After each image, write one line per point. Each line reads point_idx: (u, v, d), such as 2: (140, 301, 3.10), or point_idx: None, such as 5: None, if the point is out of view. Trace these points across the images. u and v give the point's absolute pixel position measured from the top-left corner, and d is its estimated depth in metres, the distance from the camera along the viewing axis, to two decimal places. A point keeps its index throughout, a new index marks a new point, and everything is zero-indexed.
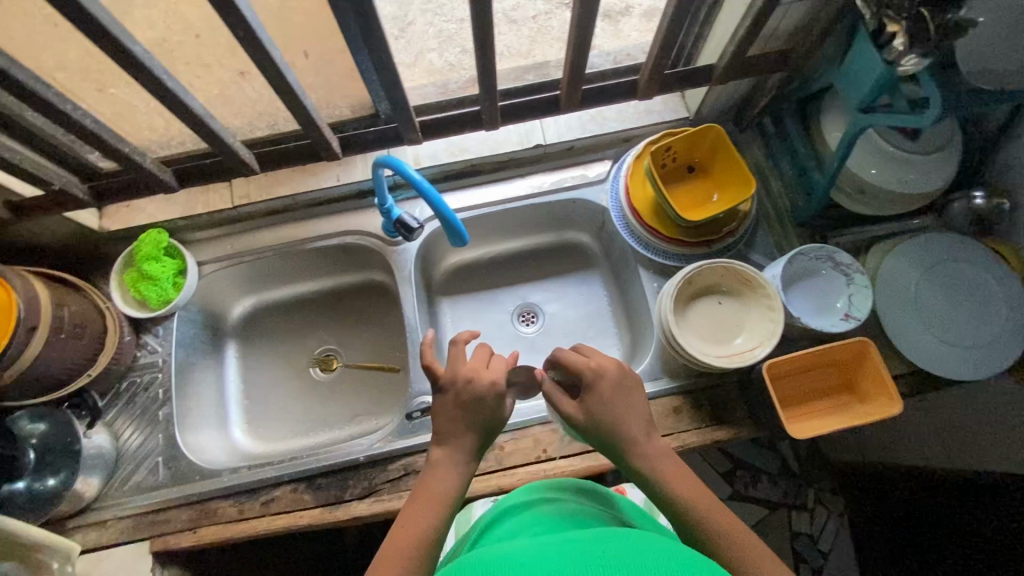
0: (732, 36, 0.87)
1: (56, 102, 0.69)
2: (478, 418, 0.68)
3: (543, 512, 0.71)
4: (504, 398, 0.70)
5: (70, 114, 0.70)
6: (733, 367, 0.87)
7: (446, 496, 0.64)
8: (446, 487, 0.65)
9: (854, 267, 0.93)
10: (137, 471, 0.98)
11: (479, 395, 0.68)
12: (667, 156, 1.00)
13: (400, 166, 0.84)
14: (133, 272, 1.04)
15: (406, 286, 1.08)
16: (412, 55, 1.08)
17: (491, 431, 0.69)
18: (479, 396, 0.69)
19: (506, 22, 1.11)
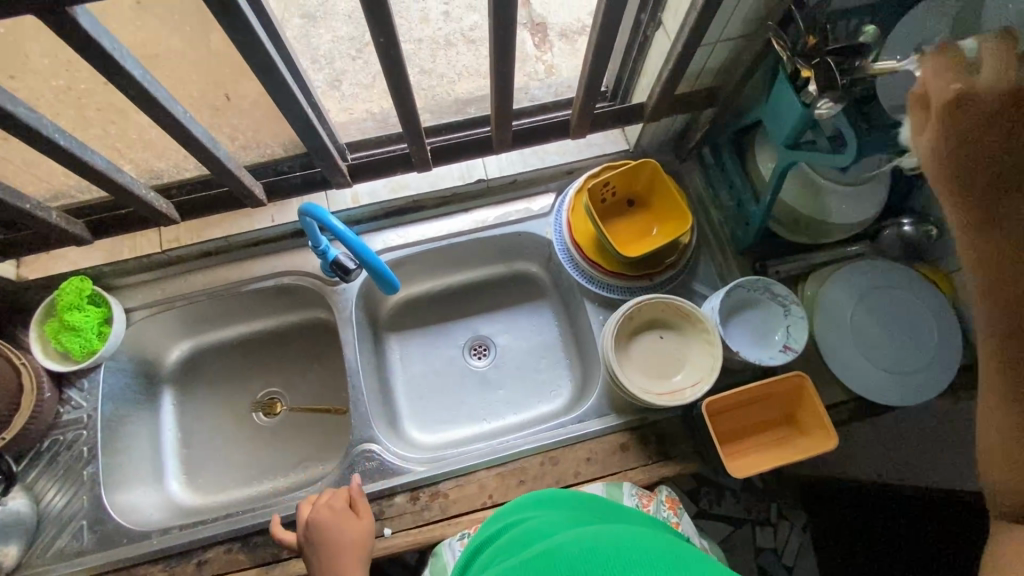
0: (659, 76, 0.87)
1: None
2: (344, 548, 0.81)
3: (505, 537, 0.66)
4: (357, 513, 0.85)
5: None
6: (673, 405, 0.86)
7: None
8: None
9: (790, 298, 0.94)
10: (60, 537, 0.92)
11: (332, 532, 0.82)
12: (606, 190, 1.00)
13: (322, 216, 0.84)
14: (55, 322, 0.99)
15: (347, 328, 1.05)
16: (370, 76, 1.05)
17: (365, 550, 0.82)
18: (333, 537, 0.81)
19: (464, 42, 1.09)
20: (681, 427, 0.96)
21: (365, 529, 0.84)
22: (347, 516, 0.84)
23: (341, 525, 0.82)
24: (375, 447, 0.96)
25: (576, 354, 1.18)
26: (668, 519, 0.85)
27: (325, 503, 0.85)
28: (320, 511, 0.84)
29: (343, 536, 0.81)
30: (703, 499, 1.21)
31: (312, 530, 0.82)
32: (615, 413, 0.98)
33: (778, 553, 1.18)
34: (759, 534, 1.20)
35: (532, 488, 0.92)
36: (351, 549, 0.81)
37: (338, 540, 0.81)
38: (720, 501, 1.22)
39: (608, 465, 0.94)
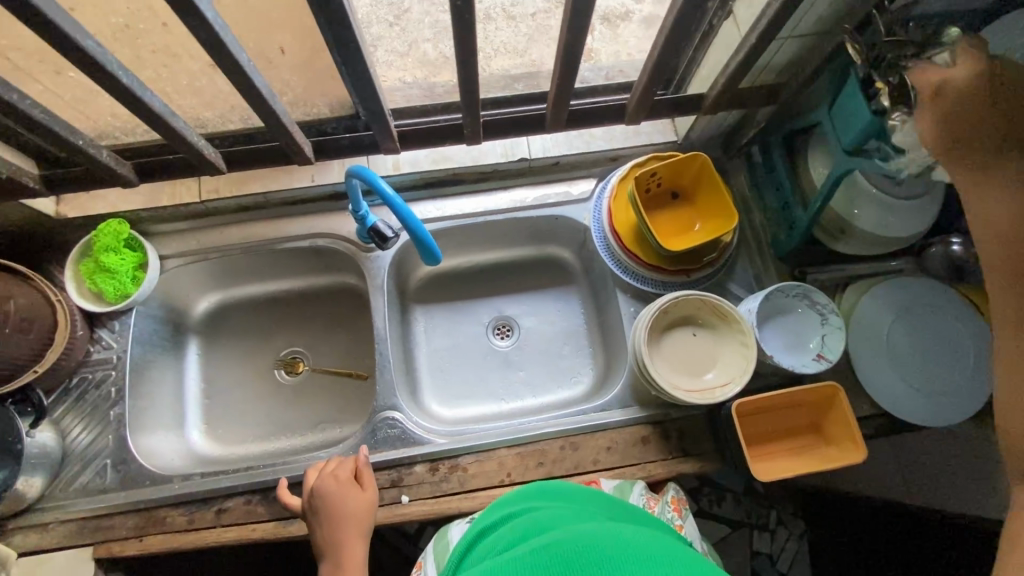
0: (724, 68, 0.85)
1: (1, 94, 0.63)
2: (345, 518, 0.81)
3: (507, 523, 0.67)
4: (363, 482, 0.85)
5: (18, 105, 0.65)
6: (702, 403, 0.86)
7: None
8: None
9: (830, 308, 0.92)
10: (84, 473, 0.94)
11: (336, 501, 0.82)
12: (651, 181, 0.98)
13: (371, 178, 0.83)
14: (89, 262, 0.99)
15: (378, 295, 1.05)
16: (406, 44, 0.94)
17: (368, 521, 0.82)
18: (337, 507, 0.82)
19: None
20: (704, 425, 0.96)
21: (369, 500, 0.84)
22: (352, 486, 0.85)
23: (345, 496, 0.83)
24: (397, 415, 0.96)
25: (600, 344, 1.17)
26: (671, 522, 0.84)
27: (331, 471, 0.86)
28: (327, 481, 0.85)
29: (347, 507, 0.82)
30: (704, 499, 1.23)
31: (317, 497, 0.83)
32: (638, 405, 0.98)
33: (772, 557, 1.21)
34: (756, 538, 1.21)
35: (551, 470, 0.93)
36: (354, 520, 0.81)
37: (342, 509, 0.82)
38: (720, 502, 1.23)
39: (628, 456, 0.94)
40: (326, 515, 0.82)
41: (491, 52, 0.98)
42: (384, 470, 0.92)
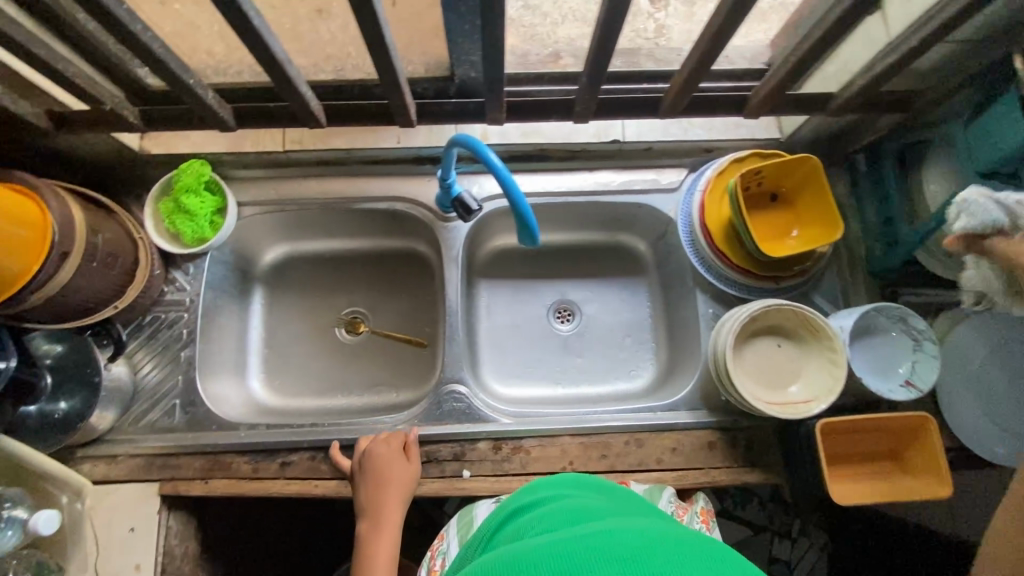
0: (864, 68, 0.79)
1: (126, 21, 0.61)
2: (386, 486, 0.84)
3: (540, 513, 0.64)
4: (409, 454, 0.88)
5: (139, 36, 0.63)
6: (784, 418, 0.83)
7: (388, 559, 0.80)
8: (384, 555, 0.80)
9: (927, 334, 0.87)
10: (153, 411, 0.95)
11: (380, 467, 0.85)
12: (753, 179, 0.94)
13: (480, 149, 0.80)
14: (168, 202, 0.97)
15: (451, 266, 1.03)
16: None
17: (410, 489, 0.86)
18: (383, 471, 0.85)
19: None
20: (774, 438, 0.94)
21: (413, 473, 0.87)
22: (399, 456, 0.87)
23: (392, 464, 0.86)
24: (462, 389, 0.96)
25: (665, 339, 1.15)
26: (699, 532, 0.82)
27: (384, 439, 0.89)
28: (378, 447, 0.88)
29: (393, 474, 0.85)
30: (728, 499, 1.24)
31: (367, 461, 0.87)
32: (707, 409, 0.96)
33: (790, 565, 1.20)
34: (776, 545, 1.21)
35: (614, 464, 0.91)
36: (396, 488, 0.84)
37: (389, 474, 0.85)
38: (744, 504, 1.24)
39: (693, 459, 0.93)
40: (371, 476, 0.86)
41: (559, 18, 0.89)
42: (448, 443, 0.92)
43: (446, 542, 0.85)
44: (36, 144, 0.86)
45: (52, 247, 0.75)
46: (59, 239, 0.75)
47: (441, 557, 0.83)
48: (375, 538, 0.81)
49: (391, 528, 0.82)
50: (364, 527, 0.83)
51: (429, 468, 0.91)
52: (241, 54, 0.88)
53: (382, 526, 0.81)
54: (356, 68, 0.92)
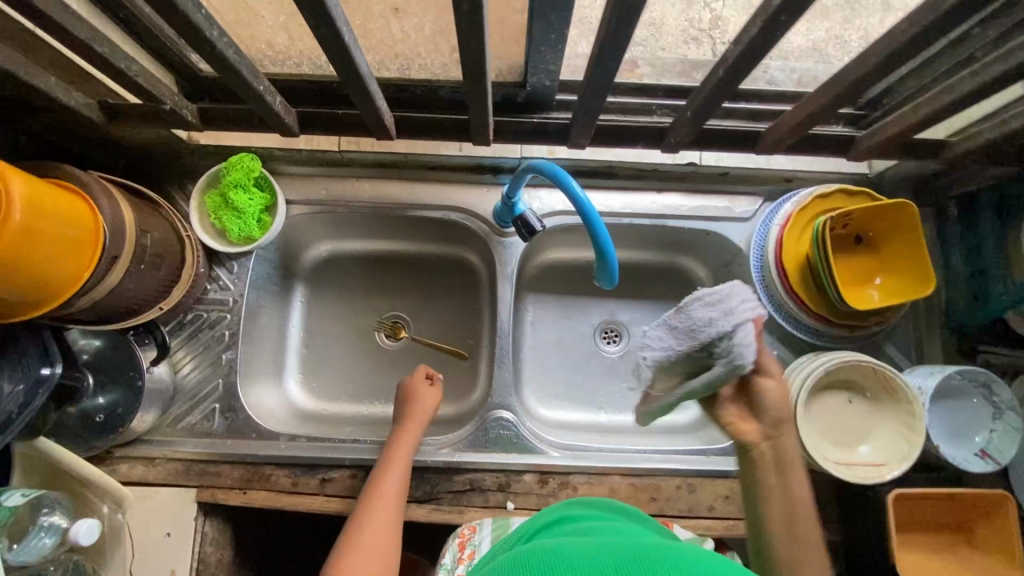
0: None
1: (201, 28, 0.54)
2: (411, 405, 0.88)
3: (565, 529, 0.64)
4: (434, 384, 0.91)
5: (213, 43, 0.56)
6: (854, 481, 0.79)
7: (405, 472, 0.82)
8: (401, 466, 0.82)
9: (1008, 404, 0.82)
10: (192, 413, 0.92)
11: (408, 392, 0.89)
12: (840, 221, 0.87)
13: (563, 179, 0.73)
14: (215, 195, 0.92)
15: (505, 283, 0.98)
16: None
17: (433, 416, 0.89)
18: (414, 396, 0.89)
19: None
20: (831, 493, 0.90)
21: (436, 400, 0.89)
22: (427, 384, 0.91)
23: (417, 389, 0.90)
24: (509, 416, 0.92)
25: None
26: None
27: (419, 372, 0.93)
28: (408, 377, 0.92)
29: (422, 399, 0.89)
30: None
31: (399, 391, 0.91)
32: None
33: None
34: None
35: (663, 508, 0.88)
36: (419, 412, 0.88)
37: (420, 400, 0.88)
38: None
39: (746, 510, 0.89)
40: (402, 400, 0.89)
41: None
42: (493, 472, 0.89)
43: (477, 534, 0.82)
44: (82, 132, 0.80)
45: (103, 251, 0.70)
46: (110, 243, 0.71)
47: (471, 547, 0.80)
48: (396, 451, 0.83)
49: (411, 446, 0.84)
50: (388, 444, 0.85)
51: (473, 496, 0.88)
52: (304, 47, 0.81)
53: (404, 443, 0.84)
54: (424, 69, 0.86)
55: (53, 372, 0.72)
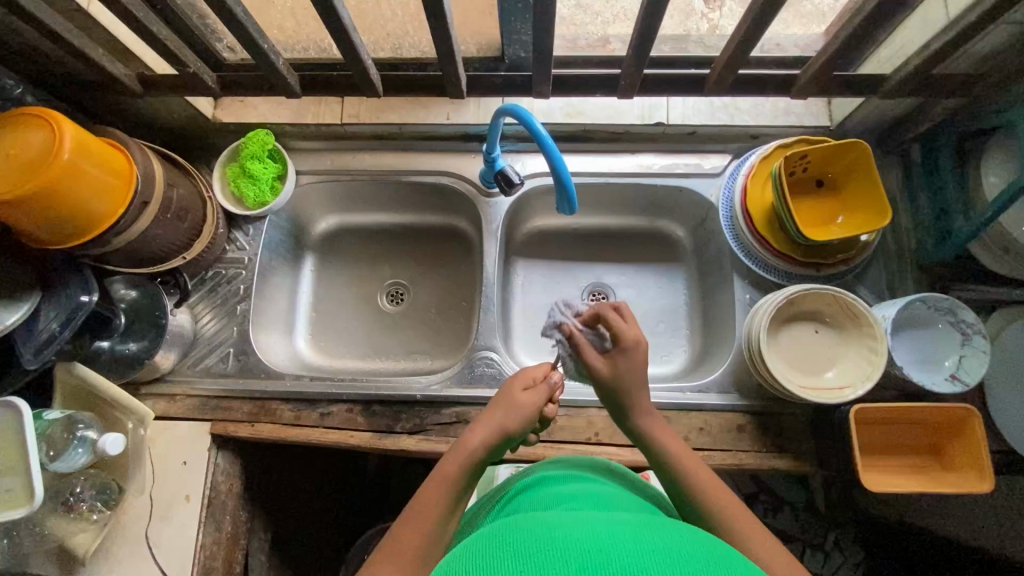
0: (921, 47, 0.77)
1: None
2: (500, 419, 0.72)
3: (535, 499, 0.66)
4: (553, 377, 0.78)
5: None
6: (817, 401, 0.83)
7: (467, 464, 0.68)
8: (467, 455, 0.69)
9: (973, 327, 0.84)
10: (209, 357, 1.03)
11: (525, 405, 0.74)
12: (799, 164, 0.92)
13: (526, 117, 0.84)
14: (236, 166, 1.05)
15: (490, 239, 1.07)
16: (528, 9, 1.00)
17: (506, 433, 0.72)
18: (508, 399, 0.74)
19: None
20: (806, 425, 0.92)
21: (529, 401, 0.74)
22: (526, 383, 0.76)
23: (515, 395, 0.75)
24: (494, 355, 1.01)
25: (700, 326, 1.12)
26: None
27: (528, 370, 0.78)
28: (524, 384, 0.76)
29: (510, 399, 0.74)
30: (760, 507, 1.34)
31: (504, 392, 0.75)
32: (738, 393, 0.95)
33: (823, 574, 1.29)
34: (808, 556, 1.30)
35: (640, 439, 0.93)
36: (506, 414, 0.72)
37: (512, 405, 0.73)
38: (776, 513, 1.34)
39: (720, 441, 0.92)
40: (493, 402, 0.75)
41: None
42: (478, 406, 0.96)
43: None
44: (124, 105, 0.96)
45: (135, 196, 0.83)
46: (141, 191, 0.84)
47: None
48: (467, 440, 0.70)
49: (479, 447, 0.69)
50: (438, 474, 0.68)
51: (459, 428, 0.95)
52: (309, 30, 0.94)
53: (477, 435, 0.70)
54: (413, 46, 0.98)
55: (90, 300, 0.82)
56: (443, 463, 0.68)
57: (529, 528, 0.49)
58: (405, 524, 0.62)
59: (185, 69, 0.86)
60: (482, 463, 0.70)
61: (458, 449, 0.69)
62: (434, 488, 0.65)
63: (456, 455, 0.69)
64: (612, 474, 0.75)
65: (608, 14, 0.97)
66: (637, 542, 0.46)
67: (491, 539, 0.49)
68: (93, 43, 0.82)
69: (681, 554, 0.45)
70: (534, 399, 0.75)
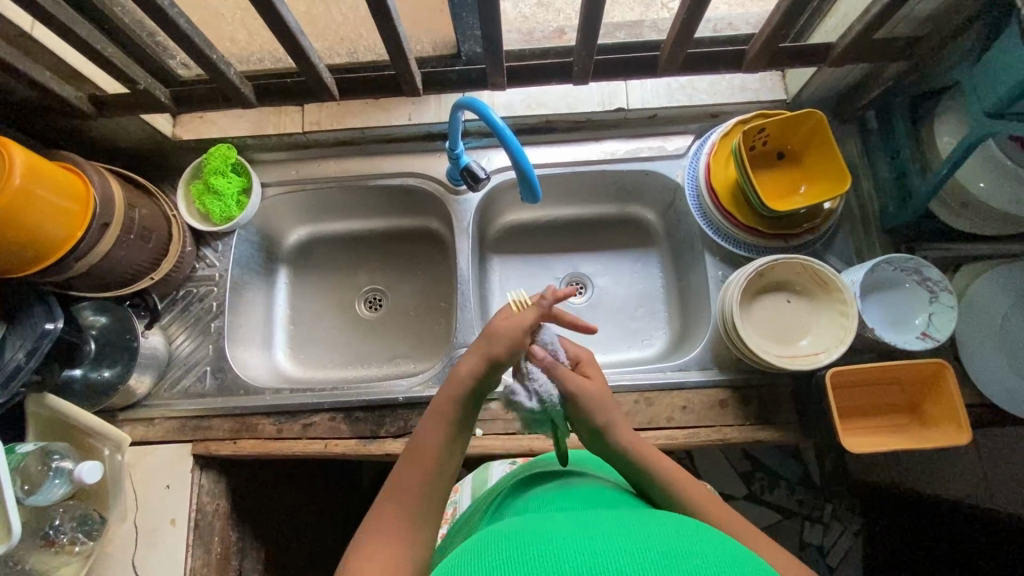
0: (862, 13, 0.80)
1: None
2: (487, 350, 0.65)
3: (523, 501, 0.65)
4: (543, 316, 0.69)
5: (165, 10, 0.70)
6: (793, 368, 0.84)
7: (463, 398, 0.65)
8: (459, 388, 0.65)
9: (941, 285, 0.85)
10: (186, 377, 1.01)
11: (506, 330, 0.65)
12: (758, 138, 0.94)
13: (484, 110, 0.83)
14: (199, 183, 1.04)
15: (462, 236, 1.07)
16: None
17: (492, 353, 0.65)
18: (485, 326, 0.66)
19: None
20: (787, 395, 0.93)
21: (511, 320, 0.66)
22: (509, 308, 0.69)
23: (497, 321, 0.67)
24: None
25: (678, 307, 1.12)
26: None
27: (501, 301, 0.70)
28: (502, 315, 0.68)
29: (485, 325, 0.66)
30: (756, 484, 1.32)
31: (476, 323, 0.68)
32: (717, 368, 0.96)
33: (823, 550, 1.26)
34: (807, 530, 1.28)
35: None
36: (483, 341, 0.66)
37: (488, 333, 0.66)
38: (773, 490, 1.32)
39: (703, 417, 0.93)
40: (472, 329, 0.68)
41: None
42: None
43: (459, 493, 0.94)
44: (82, 128, 0.95)
45: (94, 218, 0.82)
46: (101, 212, 0.83)
47: (452, 506, 0.92)
48: (460, 371, 0.66)
49: (479, 378, 0.65)
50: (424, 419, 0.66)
51: None
52: (263, 41, 0.93)
53: (464, 369, 0.65)
54: (368, 49, 0.98)
55: (55, 327, 0.80)
56: (437, 400, 0.66)
57: (523, 539, 0.47)
58: (403, 473, 0.62)
59: (139, 86, 0.86)
60: (487, 386, 0.67)
61: (451, 385, 0.66)
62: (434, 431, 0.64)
63: (451, 389, 0.65)
64: (594, 466, 0.75)
65: (567, 11, 0.98)
66: (638, 542, 0.45)
67: (478, 549, 0.48)
68: (39, 66, 0.81)
69: (680, 551, 0.44)
70: (523, 323, 0.66)
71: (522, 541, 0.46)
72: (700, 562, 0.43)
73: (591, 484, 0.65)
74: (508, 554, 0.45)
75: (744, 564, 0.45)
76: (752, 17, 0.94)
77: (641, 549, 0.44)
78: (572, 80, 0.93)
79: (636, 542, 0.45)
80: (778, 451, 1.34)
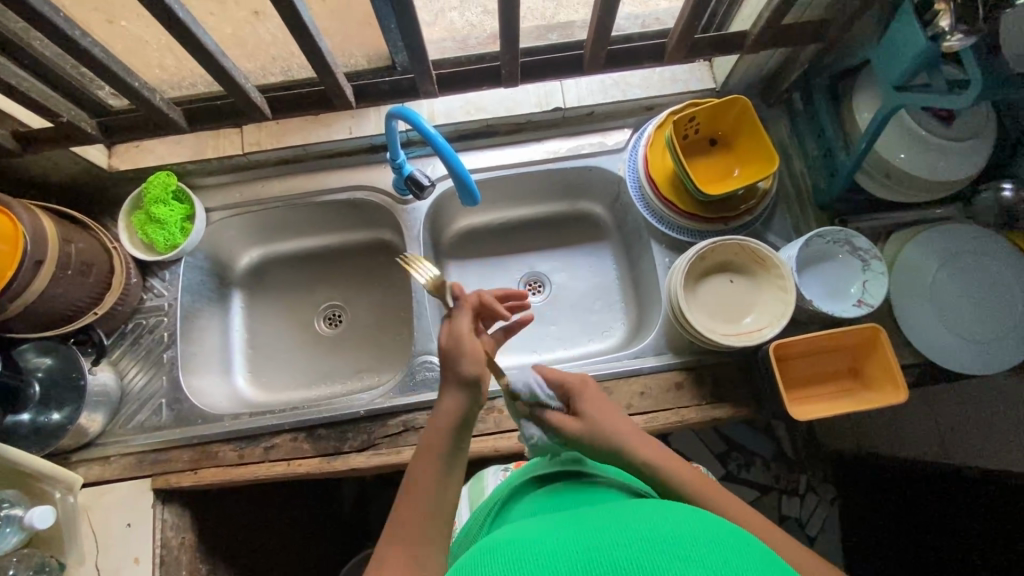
0: (767, 1, 0.84)
1: (64, 28, 0.68)
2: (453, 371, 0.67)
3: (513, 509, 0.65)
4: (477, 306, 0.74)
5: (78, 40, 0.70)
6: (741, 346, 0.86)
7: (454, 430, 0.65)
8: (449, 421, 0.66)
9: (869, 253, 0.89)
10: (141, 411, 0.99)
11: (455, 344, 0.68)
12: (690, 127, 0.97)
13: (415, 119, 0.84)
14: (140, 214, 1.03)
15: (413, 245, 1.08)
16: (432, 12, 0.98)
17: (472, 377, 0.67)
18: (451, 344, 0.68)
19: None
20: (738, 372, 0.96)
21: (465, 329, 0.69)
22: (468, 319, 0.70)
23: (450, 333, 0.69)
24: (434, 358, 1.01)
25: (633, 296, 1.14)
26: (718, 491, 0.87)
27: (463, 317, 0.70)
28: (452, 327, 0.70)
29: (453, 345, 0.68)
30: (731, 463, 1.34)
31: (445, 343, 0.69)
32: (673, 352, 0.98)
33: (802, 520, 1.30)
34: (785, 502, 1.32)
35: None
36: (454, 364, 0.68)
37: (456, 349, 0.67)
38: (748, 467, 1.35)
39: (662, 402, 0.95)
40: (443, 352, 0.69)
41: None
42: (424, 410, 0.96)
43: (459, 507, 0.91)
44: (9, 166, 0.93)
45: (25, 255, 0.80)
46: (32, 249, 0.81)
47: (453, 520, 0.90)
48: (446, 403, 0.67)
49: (462, 408, 0.66)
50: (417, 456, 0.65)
51: (408, 435, 0.95)
52: (191, 66, 0.92)
53: (449, 403, 0.67)
54: (301, 66, 0.97)
55: None
56: (426, 437, 0.66)
57: (513, 545, 0.48)
58: (403, 512, 0.61)
59: (63, 119, 0.85)
60: (474, 411, 0.68)
61: (437, 419, 0.66)
62: (426, 466, 0.64)
63: (438, 424, 0.66)
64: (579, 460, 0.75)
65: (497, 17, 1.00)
66: (626, 533, 0.46)
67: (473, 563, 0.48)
68: None
69: (668, 534, 0.46)
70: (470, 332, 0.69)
71: (511, 550, 0.47)
72: (689, 541, 0.45)
73: (578, 478, 0.66)
74: (503, 562, 0.46)
75: (729, 536, 0.47)
76: (674, 11, 0.97)
77: (631, 539, 0.45)
78: (504, 84, 0.94)
79: (626, 533, 0.46)
80: (747, 429, 1.37)
